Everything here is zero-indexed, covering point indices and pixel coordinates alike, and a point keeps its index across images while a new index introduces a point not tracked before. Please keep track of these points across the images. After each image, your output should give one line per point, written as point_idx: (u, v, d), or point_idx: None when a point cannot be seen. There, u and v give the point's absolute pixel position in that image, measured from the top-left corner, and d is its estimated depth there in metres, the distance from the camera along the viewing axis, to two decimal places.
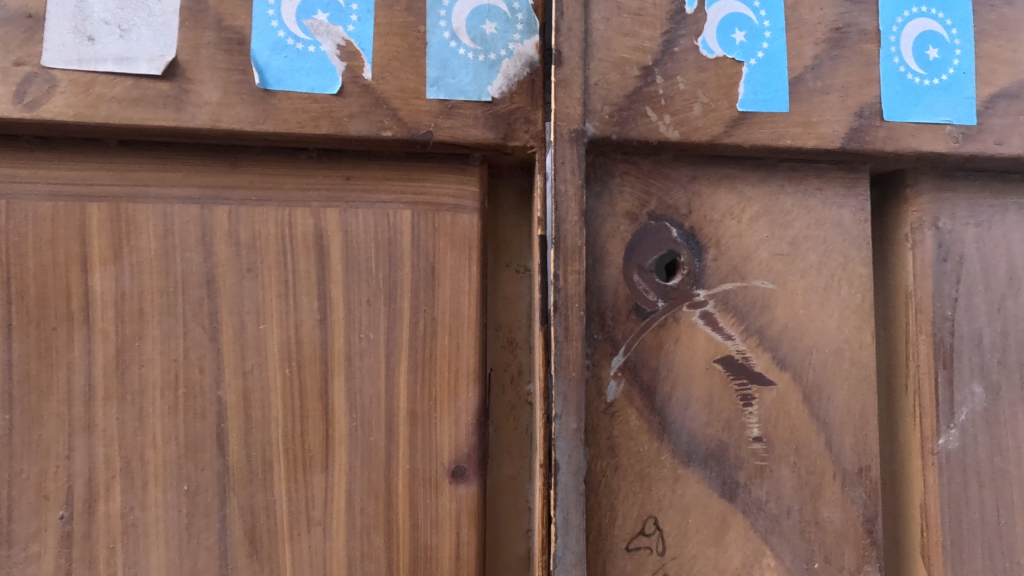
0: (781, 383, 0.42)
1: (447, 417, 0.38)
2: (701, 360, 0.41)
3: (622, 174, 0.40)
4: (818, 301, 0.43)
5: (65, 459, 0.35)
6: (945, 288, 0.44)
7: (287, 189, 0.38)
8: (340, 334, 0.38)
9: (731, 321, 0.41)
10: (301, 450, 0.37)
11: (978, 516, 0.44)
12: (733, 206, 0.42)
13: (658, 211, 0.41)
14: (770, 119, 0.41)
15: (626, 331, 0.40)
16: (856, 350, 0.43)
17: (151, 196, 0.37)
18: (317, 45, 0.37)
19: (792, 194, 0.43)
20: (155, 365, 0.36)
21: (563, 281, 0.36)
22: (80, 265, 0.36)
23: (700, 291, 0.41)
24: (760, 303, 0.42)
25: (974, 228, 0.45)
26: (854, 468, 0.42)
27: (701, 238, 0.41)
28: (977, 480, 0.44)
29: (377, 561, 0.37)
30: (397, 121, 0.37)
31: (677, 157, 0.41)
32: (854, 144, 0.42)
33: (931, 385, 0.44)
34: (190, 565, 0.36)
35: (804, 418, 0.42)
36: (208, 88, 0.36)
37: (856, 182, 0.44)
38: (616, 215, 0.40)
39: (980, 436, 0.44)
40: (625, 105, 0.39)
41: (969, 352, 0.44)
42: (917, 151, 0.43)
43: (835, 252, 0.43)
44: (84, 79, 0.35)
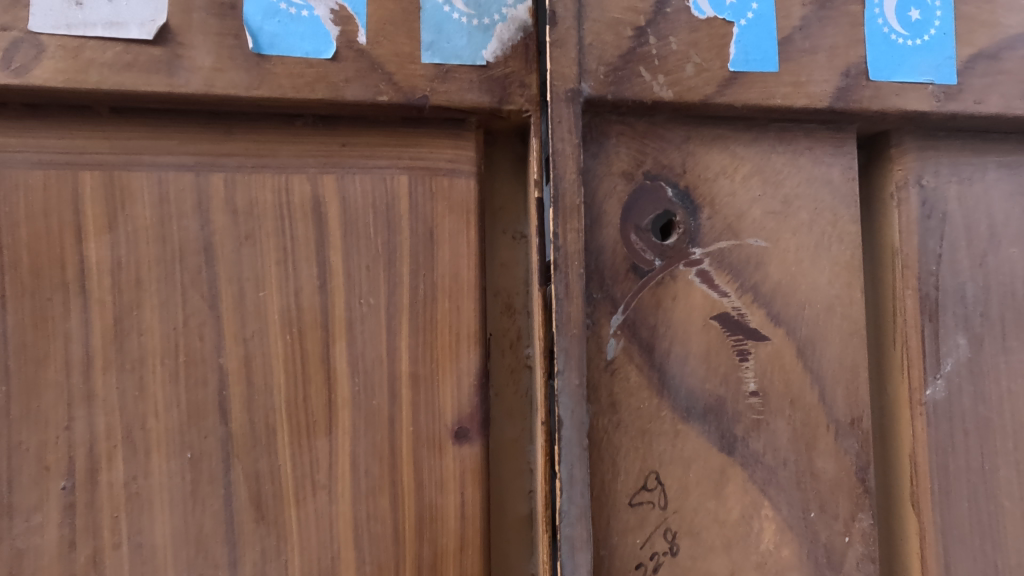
0: (775, 338, 0.43)
1: (449, 378, 0.38)
2: (698, 318, 0.42)
3: (618, 135, 0.42)
4: (809, 258, 0.44)
5: (63, 430, 0.35)
6: (930, 244, 0.47)
7: (283, 155, 0.38)
8: (341, 299, 0.38)
9: (727, 278, 0.43)
10: (304, 416, 0.37)
11: (963, 461, 0.46)
12: (727, 165, 0.43)
13: (654, 170, 0.42)
14: (761, 79, 0.42)
15: (625, 290, 0.41)
16: (847, 306, 0.44)
17: (144, 163, 0.36)
18: (310, 10, 0.37)
19: (782, 153, 0.44)
20: (153, 334, 0.36)
21: (562, 240, 0.37)
22: (73, 235, 0.35)
23: (696, 249, 0.42)
24: (754, 261, 0.43)
25: (957, 185, 0.47)
26: (846, 420, 0.44)
27: (696, 196, 0.43)
28: (964, 426, 0.46)
29: (383, 522, 0.37)
30: (393, 85, 0.38)
31: (672, 118, 0.43)
32: (841, 104, 0.44)
33: (918, 337, 0.46)
34: (196, 532, 0.36)
35: (797, 371, 0.43)
36: (200, 53, 0.36)
37: (844, 141, 0.45)
38: (612, 174, 0.41)
39: (965, 385, 0.47)
40: (620, 65, 0.40)
41: (953, 305, 0.47)
42: (902, 110, 0.45)
43: (824, 210, 0.44)
44: (72, 44, 0.34)
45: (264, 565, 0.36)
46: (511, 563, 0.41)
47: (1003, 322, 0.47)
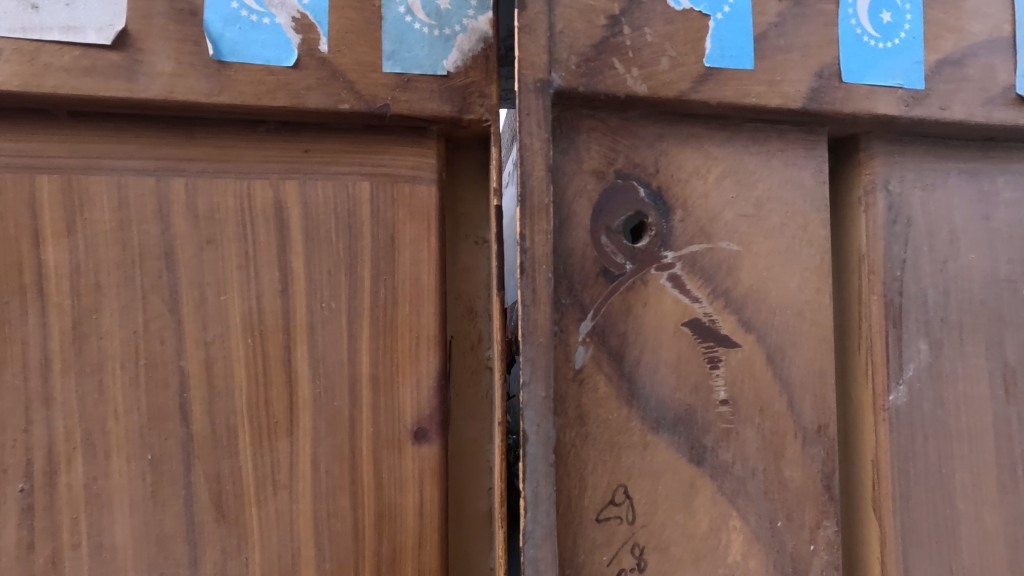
0: (746, 345, 0.42)
1: (409, 380, 0.39)
2: (669, 323, 0.41)
3: (589, 131, 0.40)
4: (780, 263, 0.43)
5: (22, 432, 0.35)
6: (895, 249, 0.45)
7: (245, 161, 0.38)
8: (303, 302, 0.38)
9: (699, 284, 0.41)
10: (266, 418, 0.38)
11: (923, 466, 0.45)
12: (700, 165, 0.42)
13: (625, 170, 0.41)
14: (736, 77, 0.41)
15: (595, 295, 0.40)
16: (816, 311, 0.43)
17: (104, 167, 0.37)
18: (272, 17, 0.37)
19: (755, 154, 0.43)
20: (114, 338, 0.36)
21: (529, 241, 0.37)
22: (32, 239, 0.35)
23: (667, 253, 0.41)
24: (726, 265, 0.42)
25: (921, 191, 0.46)
26: (813, 427, 0.43)
27: (668, 197, 0.42)
28: (923, 432, 0.46)
29: (344, 521, 0.38)
30: (354, 93, 0.38)
31: (645, 115, 0.41)
32: (815, 105, 0.42)
33: (882, 343, 0.45)
34: (156, 533, 0.36)
35: (767, 378, 0.42)
36: (160, 58, 0.36)
37: (816, 144, 0.44)
38: (582, 172, 0.40)
39: (926, 391, 0.46)
40: (592, 56, 0.39)
41: (916, 311, 0.46)
42: (872, 114, 0.44)
43: (796, 214, 0.43)
44: (28, 48, 0.34)
45: (225, 564, 0.37)
46: (472, 559, 0.42)
47: (960, 327, 0.46)
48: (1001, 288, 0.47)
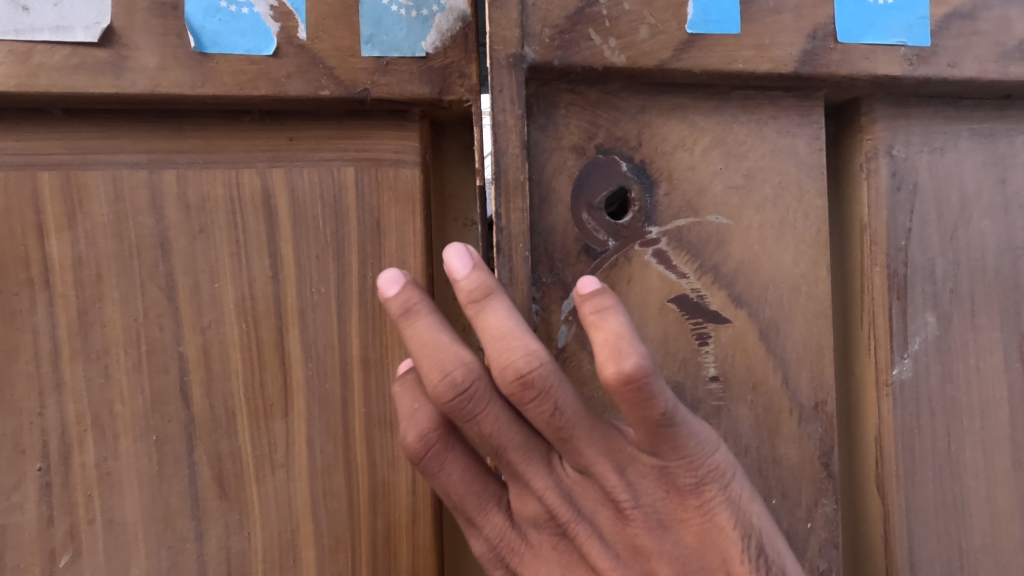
0: (737, 321, 0.41)
1: (398, 361, 0.40)
2: (655, 300, 0.40)
3: (568, 106, 0.40)
4: (773, 236, 0.42)
5: (37, 416, 0.37)
6: (899, 218, 0.43)
7: (232, 151, 0.39)
8: (293, 287, 0.39)
9: (685, 258, 0.41)
10: (261, 399, 0.39)
11: (930, 443, 0.44)
12: (686, 136, 0.41)
13: (607, 144, 0.40)
14: (721, 42, 0.40)
15: (577, 273, 0.39)
16: (812, 285, 0.42)
17: (100, 162, 0.38)
18: (250, 7, 0.38)
19: (745, 123, 0.42)
20: (116, 325, 0.38)
21: (506, 220, 0.37)
22: (36, 233, 0.37)
23: (652, 228, 0.40)
24: (714, 239, 0.41)
25: (928, 155, 0.44)
26: (810, 403, 0.42)
27: (653, 171, 0.41)
28: (929, 409, 0.44)
29: (339, 498, 0.39)
30: (334, 79, 0.38)
31: (627, 87, 0.40)
32: (807, 68, 0.41)
33: (885, 316, 0.43)
34: (163, 509, 0.38)
35: (760, 354, 0.41)
36: (145, 52, 0.37)
37: (811, 110, 0.43)
38: (562, 148, 0.39)
39: (933, 365, 0.44)
40: (568, 28, 0.38)
41: (922, 282, 0.44)
42: (871, 75, 0.41)
43: (790, 183, 0.42)
44: (22, 49, 0.36)
45: (228, 539, 0.39)
46: (465, 531, 0.44)
47: (972, 299, 0.44)
48: (1018, 255, 0.44)
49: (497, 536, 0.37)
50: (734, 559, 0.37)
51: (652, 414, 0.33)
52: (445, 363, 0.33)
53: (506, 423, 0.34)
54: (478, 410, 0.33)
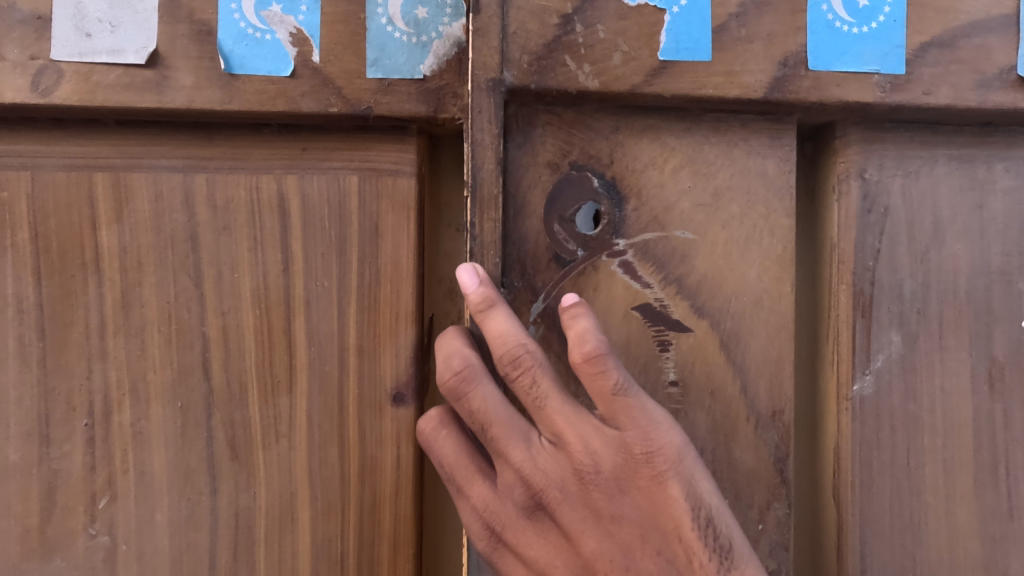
0: (698, 330, 0.44)
1: (388, 350, 0.45)
2: (619, 307, 0.44)
3: (545, 125, 0.43)
4: (738, 252, 0.44)
5: (85, 379, 0.44)
6: (868, 239, 0.45)
7: (254, 158, 0.45)
8: (301, 281, 0.45)
9: (650, 270, 0.44)
10: (269, 376, 0.45)
11: (888, 457, 0.45)
12: (656, 156, 0.44)
13: (580, 161, 0.43)
14: (691, 68, 0.42)
15: (547, 279, 0.43)
16: (775, 300, 0.44)
17: (144, 166, 0.44)
18: (273, 34, 0.43)
19: (715, 144, 0.44)
20: (152, 306, 0.44)
21: (479, 229, 0.41)
22: (90, 225, 0.44)
23: (621, 240, 0.44)
24: (679, 253, 0.44)
25: (902, 178, 0.45)
26: (767, 412, 0.44)
27: (622, 187, 0.44)
28: (889, 423, 0.45)
29: (332, 468, 0.45)
30: (341, 98, 0.43)
31: (600, 108, 0.44)
32: (777, 94, 0.43)
33: (849, 332, 0.45)
34: (185, 465, 0.44)
35: (719, 361, 0.44)
36: (183, 73, 0.43)
37: (781, 133, 0.45)
38: (537, 164, 0.43)
39: (895, 382, 0.45)
40: (544, 54, 0.42)
41: (888, 301, 0.45)
42: (843, 101, 0.43)
43: (757, 203, 0.44)
44: (84, 69, 0.42)
45: (238, 496, 0.44)
46: (445, 509, 0.48)
47: (941, 321, 0.45)
48: (993, 280, 0.46)
49: (483, 505, 0.40)
50: (685, 525, 0.39)
51: (607, 385, 0.38)
52: (449, 352, 0.40)
53: (494, 400, 0.39)
54: (471, 389, 0.39)
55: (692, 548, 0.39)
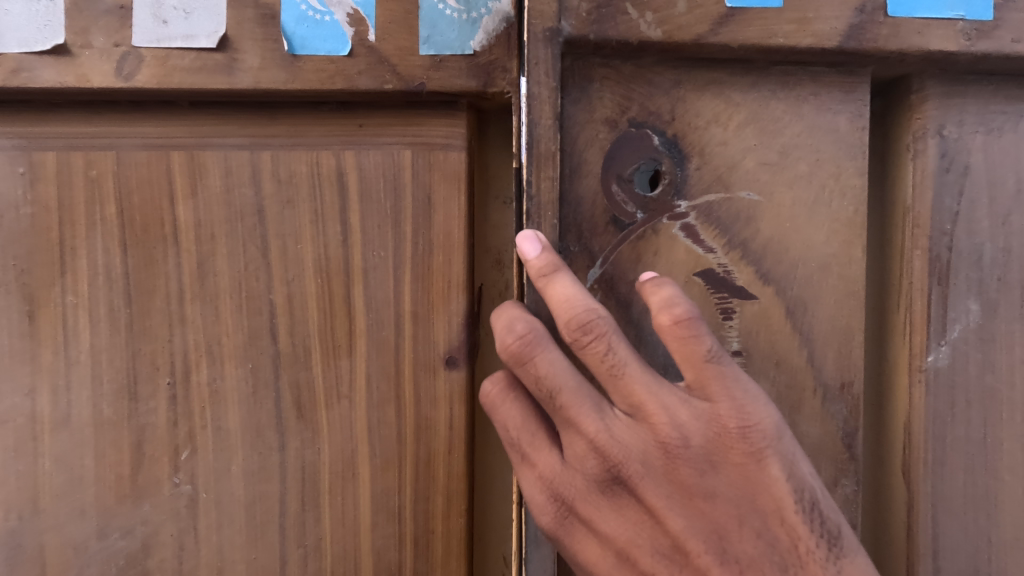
0: (763, 298, 0.45)
1: (441, 316, 0.47)
2: (681, 273, 0.44)
3: (602, 80, 0.44)
4: (805, 216, 0.45)
5: (167, 341, 0.48)
6: (946, 201, 0.45)
7: (314, 136, 0.48)
8: (359, 250, 0.47)
9: (713, 234, 0.45)
10: (331, 340, 0.48)
11: (963, 434, 0.46)
12: (720, 112, 0.45)
13: (639, 117, 0.44)
14: (761, 16, 0.43)
15: (604, 243, 0.44)
16: (845, 265, 0.45)
17: (215, 144, 0.48)
18: (331, 15, 0.45)
19: (784, 99, 0.45)
20: (224, 275, 0.48)
21: (536, 187, 0.41)
22: (169, 200, 0.48)
23: (682, 202, 0.44)
24: (744, 215, 0.45)
25: (983, 135, 0.46)
26: (835, 384, 0.45)
27: (684, 145, 0.44)
28: (965, 397, 0.46)
29: (390, 426, 0.48)
30: (395, 75, 0.45)
31: (661, 60, 0.44)
32: (853, 42, 0.43)
33: (923, 301, 0.45)
34: (256, 422, 0.48)
35: (785, 332, 0.45)
36: (250, 55, 0.45)
37: (854, 87, 0.45)
38: (594, 120, 0.44)
39: (972, 354, 0.46)
40: (604, 3, 0.42)
41: (967, 267, 0.45)
42: (924, 50, 0.43)
43: (827, 161, 0.45)
44: (161, 54, 0.45)
45: (304, 451, 0.48)
46: (493, 468, 0.50)
47: (1022, 287, 0.45)
48: None
49: (554, 475, 0.41)
50: (789, 507, 0.40)
51: (699, 350, 0.40)
52: (510, 319, 0.40)
53: (561, 366, 0.40)
54: (538, 354, 0.40)
55: (797, 532, 0.40)
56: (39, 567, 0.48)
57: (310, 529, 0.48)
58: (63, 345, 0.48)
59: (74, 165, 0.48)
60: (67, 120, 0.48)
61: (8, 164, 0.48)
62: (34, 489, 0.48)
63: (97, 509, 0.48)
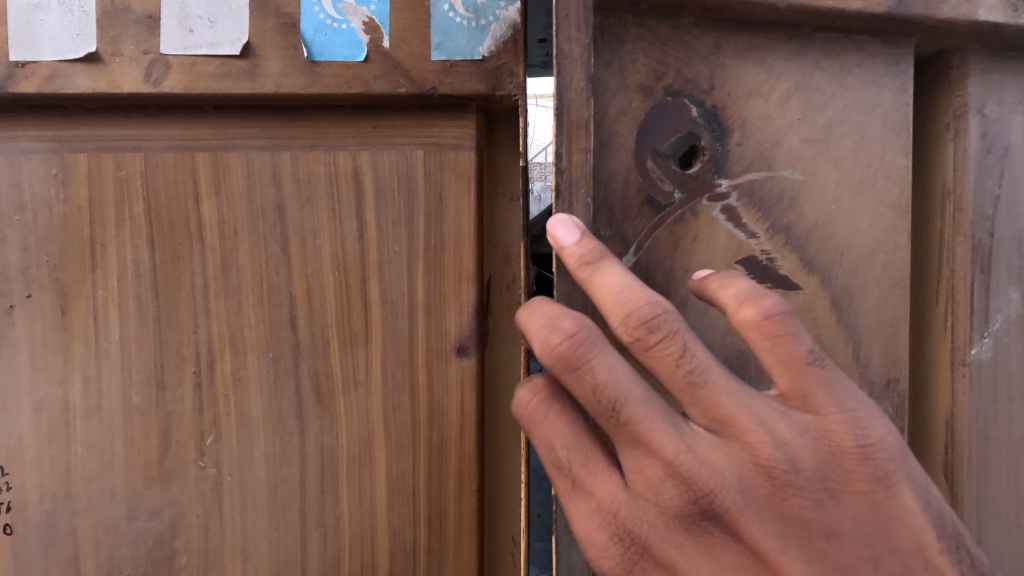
0: (807, 288, 0.46)
1: (453, 307, 0.50)
2: (722, 260, 0.45)
3: (636, 42, 0.43)
4: (849, 199, 0.46)
5: (193, 333, 0.51)
6: (987, 184, 0.48)
7: (332, 137, 0.50)
8: (375, 246, 0.50)
9: (755, 217, 0.45)
10: (349, 330, 0.50)
11: (1005, 430, 0.49)
12: (763, 83, 0.45)
13: (676, 87, 0.44)
14: None
15: (638, 227, 0.43)
16: (890, 252, 0.47)
17: (237, 146, 0.50)
18: (348, 23, 0.48)
19: (827, 70, 0.46)
20: (247, 269, 0.51)
21: (567, 161, 0.38)
22: (194, 198, 0.50)
23: (722, 181, 0.45)
24: (788, 196, 0.45)
25: (1021, 116, 0.49)
26: (882, 381, 0.47)
27: (723, 118, 0.45)
28: (1007, 392, 0.49)
29: (404, 412, 0.50)
30: (409, 79, 0.48)
31: (700, 23, 0.44)
32: (903, 8, 0.44)
33: (966, 290, 0.48)
34: (278, 408, 0.51)
35: (830, 325, 0.46)
36: (271, 62, 0.48)
37: (899, 57, 0.47)
38: (627, 89, 0.43)
39: (1013, 344, 0.49)
40: None
41: (1008, 256, 0.48)
42: (973, 21, 0.45)
43: (873, 141, 0.47)
44: (187, 61, 0.48)
45: (323, 436, 0.50)
46: (502, 453, 0.53)
47: None
48: None
49: (613, 500, 0.39)
50: (930, 542, 0.39)
51: (800, 351, 0.38)
52: (555, 316, 0.37)
53: (620, 372, 0.37)
54: (593, 357, 0.36)
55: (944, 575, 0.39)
56: (72, 547, 0.51)
57: (329, 510, 0.50)
58: (95, 337, 0.51)
59: (104, 166, 0.50)
60: (97, 124, 0.51)
61: (42, 166, 0.50)
62: (67, 473, 0.51)
63: (127, 492, 0.51)
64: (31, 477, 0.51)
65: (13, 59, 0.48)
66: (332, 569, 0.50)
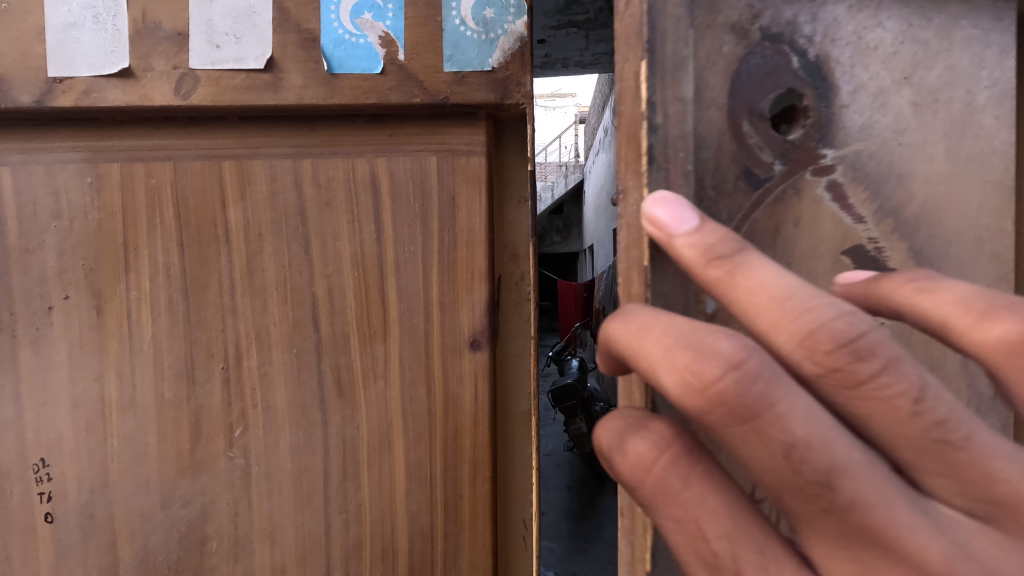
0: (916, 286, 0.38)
1: (466, 304, 0.53)
2: (827, 251, 0.36)
3: None
4: (959, 179, 0.38)
5: (220, 331, 0.54)
6: None
7: (350, 145, 0.53)
8: (391, 246, 0.53)
9: (861, 197, 0.37)
10: (368, 326, 0.53)
11: None
12: (869, 30, 0.36)
13: (773, 30, 0.35)
14: None
15: (733, 207, 0.34)
16: (998, 240, 0.39)
17: (261, 154, 0.53)
18: (365, 38, 0.51)
19: (937, 19, 0.37)
20: (271, 270, 0.54)
21: (663, 115, 0.31)
22: (221, 203, 0.53)
23: (827, 151, 0.36)
24: (895, 172, 0.37)
25: None
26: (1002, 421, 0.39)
27: (827, 72, 0.36)
28: None
29: (421, 403, 0.53)
30: (423, 90, 0.51)
31: None
32: None
33: None
34: (302, 400, 0.54)
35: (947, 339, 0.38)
36: (293, 75, 0.51)
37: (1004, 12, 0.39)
38: (717, 29, 0.34)
39: None
40: None
41: None
42: None
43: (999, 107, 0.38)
44: (214, 75, 0.51)
45: (345, 426, 0.53)
46: (513, 441, 0.56)
47: None
48: None
49: None
50: None
51: None
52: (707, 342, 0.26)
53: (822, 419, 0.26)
54: (777, 400, 0.25)
55: None
56: (110, 534, 0.54)
57: (351, 496, 0.53)
58: (128, 335, 0.54)
59: (136, 174, 0.53)
60: (129, 135, 0.54)
61: (77, 175, 0.53)
62: (104, 464, 0.54)
63: (161, 481, 0.54)
64: (70, 468, 0.54)
65: (51, 75, 0.51)
66: (355, 552, 0.53)
